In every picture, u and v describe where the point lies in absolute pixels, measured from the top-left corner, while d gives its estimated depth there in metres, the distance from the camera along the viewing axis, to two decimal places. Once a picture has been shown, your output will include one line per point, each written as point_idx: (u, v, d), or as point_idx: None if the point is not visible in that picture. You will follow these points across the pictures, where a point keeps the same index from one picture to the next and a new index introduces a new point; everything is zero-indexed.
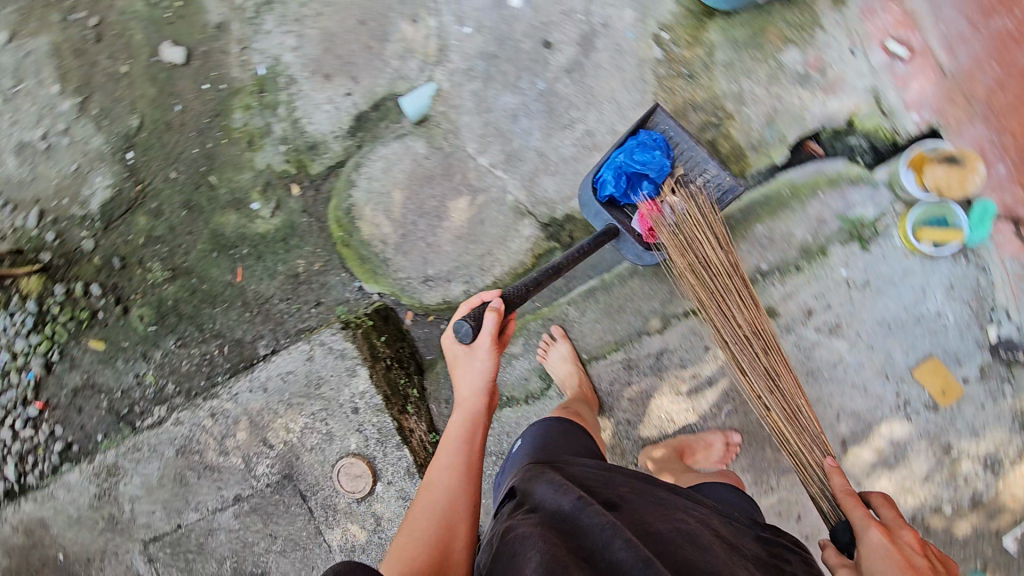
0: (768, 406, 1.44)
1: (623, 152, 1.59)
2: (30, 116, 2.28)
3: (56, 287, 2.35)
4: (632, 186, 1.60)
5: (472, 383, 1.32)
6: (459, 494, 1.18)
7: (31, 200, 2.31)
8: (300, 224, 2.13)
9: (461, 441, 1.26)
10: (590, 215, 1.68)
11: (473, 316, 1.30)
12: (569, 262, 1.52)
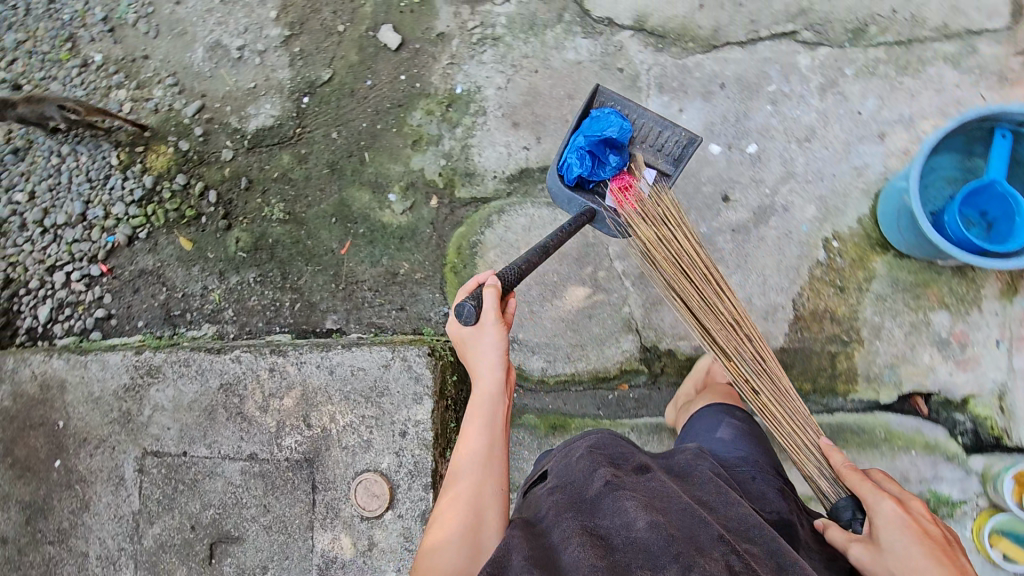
0: (758, 390, 1.59)
1: (582, 133, 1.67)
2: (236, 25, 2.41)
3: (178, 177, 2.41)
4: (599, 162, 1.68)
5: (486, 358, 1.39)
6: (490, 469, 1.29)
7: (200, 94, 2.42)
8: (422, 233, 2.20)
9: (485, 415, 1.36)
10: (566, 201, 1.75)
11: (477, 299, 1.41)
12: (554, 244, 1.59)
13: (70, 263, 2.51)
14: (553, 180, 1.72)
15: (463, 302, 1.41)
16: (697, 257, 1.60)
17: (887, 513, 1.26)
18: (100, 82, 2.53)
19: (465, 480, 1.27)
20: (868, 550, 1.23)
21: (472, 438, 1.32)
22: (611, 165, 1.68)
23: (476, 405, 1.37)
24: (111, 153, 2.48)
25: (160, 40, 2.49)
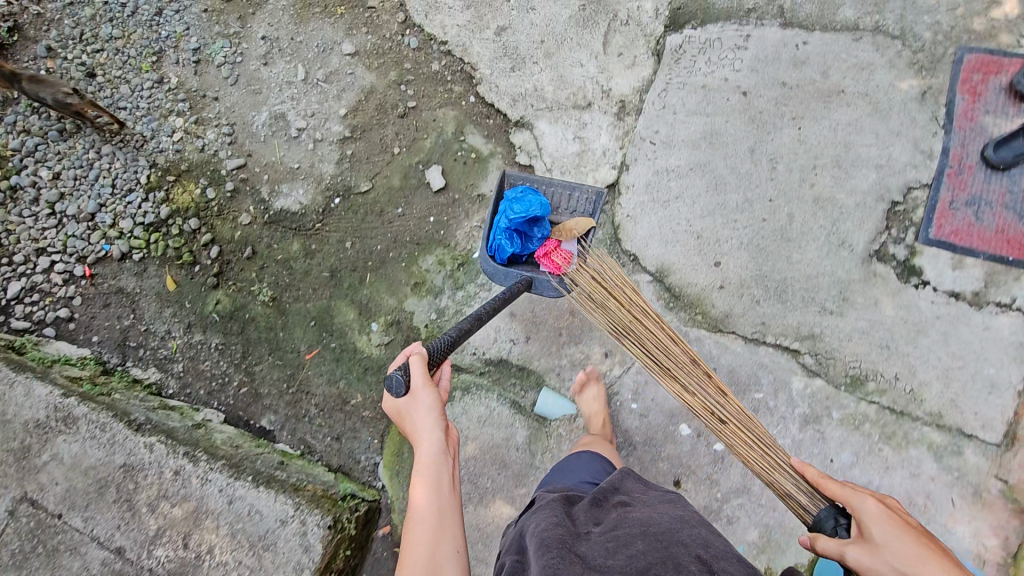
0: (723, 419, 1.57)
1: (503, 215, 1.95)
2: (305, 106, 2.50)
3: (191, 220, 2.44)
4: (525, 237, 1.97)
5: (422, 425, 1.36)
6: (442, 526, 1.26)
7: (246, 152, 2.49)
8: (387, 373, 2.16)
9: (431, 480, 1.32)
10: (502, 276, 1.93)
11: (403, 367, 1.40)
12: (490, 310, 1.70)
13: (59, 253, 2.53)
14: (488, 262, 1.94)
15: (392, 374, 1.39)
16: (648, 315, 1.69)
17: (871, 510, 1.22)
18: (165, 102, 2.62)
19: (418, 544, 1.23)
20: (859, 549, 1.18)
21: (422, 500, 1.29)
22: (537, 237, 1.97)
23: (420, 467, 1.34)
24: (144, 169, 2.54)
25: (235, 89, 2.59)
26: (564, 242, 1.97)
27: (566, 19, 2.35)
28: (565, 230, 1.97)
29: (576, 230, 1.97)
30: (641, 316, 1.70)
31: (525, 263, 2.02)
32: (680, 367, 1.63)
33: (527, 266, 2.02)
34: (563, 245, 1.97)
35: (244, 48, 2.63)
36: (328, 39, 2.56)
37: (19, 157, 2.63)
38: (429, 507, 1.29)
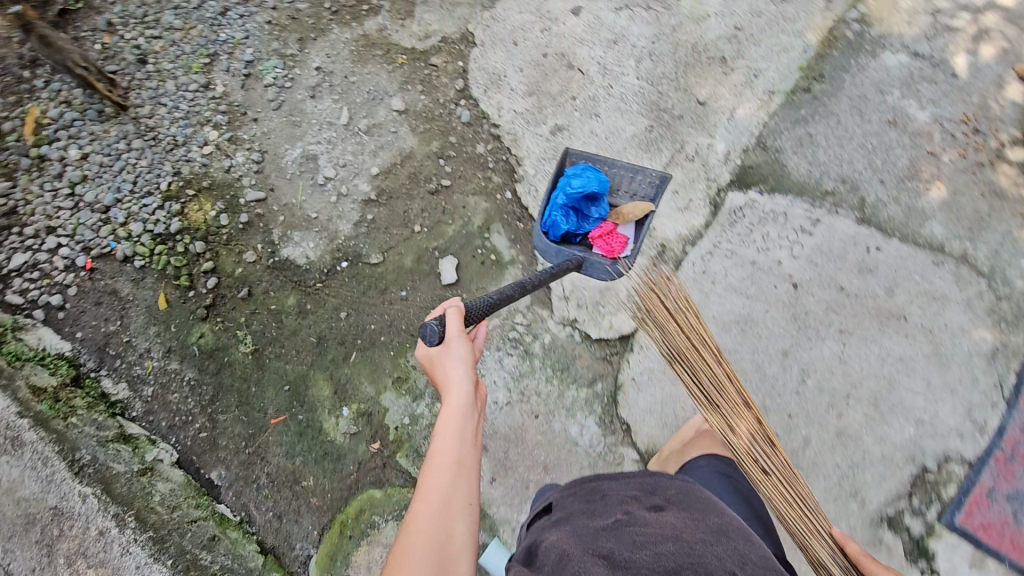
0: (767, 469, 1.44)
1: (561, 192, 1.94)
2: (340, 154, 2.39)
3: (197, 242, 2.37)
4: (581, 216, 1.96)
5: (454, 373, 1.32)
6: (460, 478, 1.19)
7: (270, 186, 2.40)
8: (345, 465, 2.06)
9: (455, 429, 1.25)
10: (554, 252, 1.94)
11: (438, 318, 1.39)
12: (534, 284, 1.71)
13: (67, 237, 2.48)
14: (540, 238, 1.95)
15: (428, 323, 1.38)
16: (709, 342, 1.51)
17: None
18: (206, 109, 2.54)
19: (433, 489, 1.16)
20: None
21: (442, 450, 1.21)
22: (594, 216, 1.96)
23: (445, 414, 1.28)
24: (167, 175, 2.47)
25: (275, 114, 2.47)
26: (620, 225, 1.94)
27: (628, 136, 2.17)
28: (623, 212, 1.94)
29: (633, 214, 1.93)
30: (702, 344, 1.51)
31: (579, 244, 1.98)
32: (731, 406, 1.47)
33: (582, 248, 1.99)
34: (619, 228, 1.94)
35: (296, 73, 2.52)
36: (381, 87, 2.44)
37: (54, 128, 2.59)
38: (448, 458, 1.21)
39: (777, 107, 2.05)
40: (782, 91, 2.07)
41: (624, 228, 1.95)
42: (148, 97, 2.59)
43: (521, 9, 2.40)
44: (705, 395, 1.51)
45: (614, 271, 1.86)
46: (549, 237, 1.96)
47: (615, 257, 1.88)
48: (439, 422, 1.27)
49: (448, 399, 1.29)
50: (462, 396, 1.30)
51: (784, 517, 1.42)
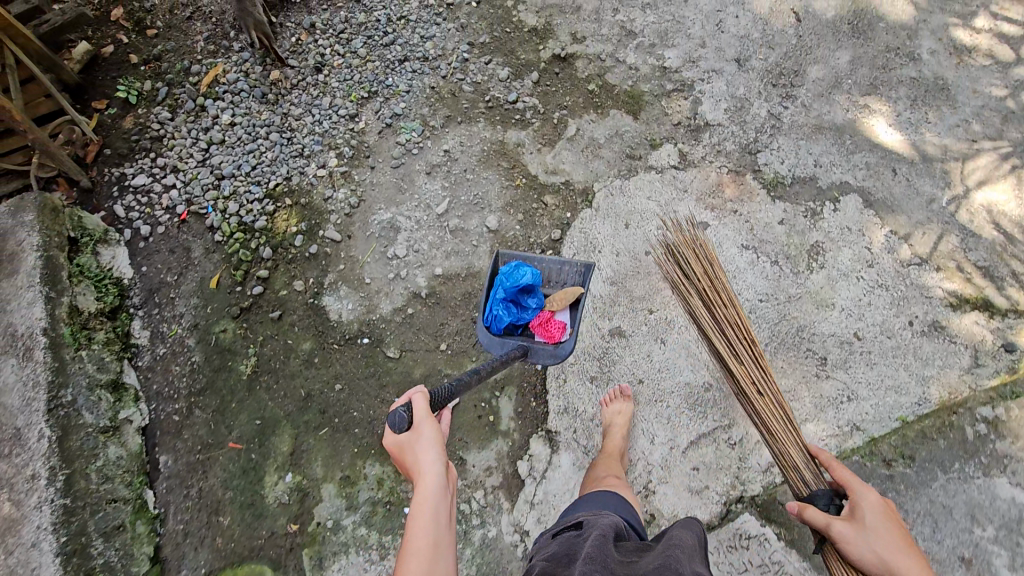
0: (761, 393, 1.76)
1: (497, 289, 2.05)
2: (418, 238, 2.43)
3: (267, 250, 2.52)
4: (520, 307, 2.07)
5: (427, 460, 1.29)
6: (438, 557, 1.20)
7: (348, 233, 2.49)
8: (260, 526, 2.08)
9: (430, 515, 1.24)
10: (498, 345, 2.04)
11: (406, 404, 1.34)
12: (493, 368, 1.76)
13: (182, 184, 2.75)
14: (481, 332, 2.04)
15: (396, 412, 1.31)
16: (724, 290, 1.85)
17: (870, 499, 1.44)
18: (341, 136, 2.71)
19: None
20: (849, 525, 1.42)
21: (417, 531, 1.21)
22: (532, 306, 2.07)
23: (421, 499, 1.25)
24: (279, 176, 2.66)
25: (390, 172, 2.59)
26: (555, 310, 2.09)
27: (681, 384, 2.01)
28: (556, 298, 2.09)
29: (567, 299, 2.08)
30: (713, 301, 1.85)
31: (520, 334, 2.10)
32: (741, 336, 1.80)
33: (522, 337, 2.11)
34: (554, 314, 2.09)
35: (428, 145, 2.61)
36: (487, 197, 2.46)
37: (225, 88, 2.90)
38: (426, 539, 1.21)
39: (848, 458, 1.84)
40: (866, 433, 1.86)
41: (559, 313, 2.10)
42: (305, 101, 2.81)
43: (651, 196, 2.33)
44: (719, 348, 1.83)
45: (559, 356, 2.02)
46: (492, 330, 2.06)
47: (558, 338, 2.04)
48: (414, 506, 1.26)
49: (421, 486, 1.27)
50: (434, 481, 1.27)
51: (770, 429, 1.74)
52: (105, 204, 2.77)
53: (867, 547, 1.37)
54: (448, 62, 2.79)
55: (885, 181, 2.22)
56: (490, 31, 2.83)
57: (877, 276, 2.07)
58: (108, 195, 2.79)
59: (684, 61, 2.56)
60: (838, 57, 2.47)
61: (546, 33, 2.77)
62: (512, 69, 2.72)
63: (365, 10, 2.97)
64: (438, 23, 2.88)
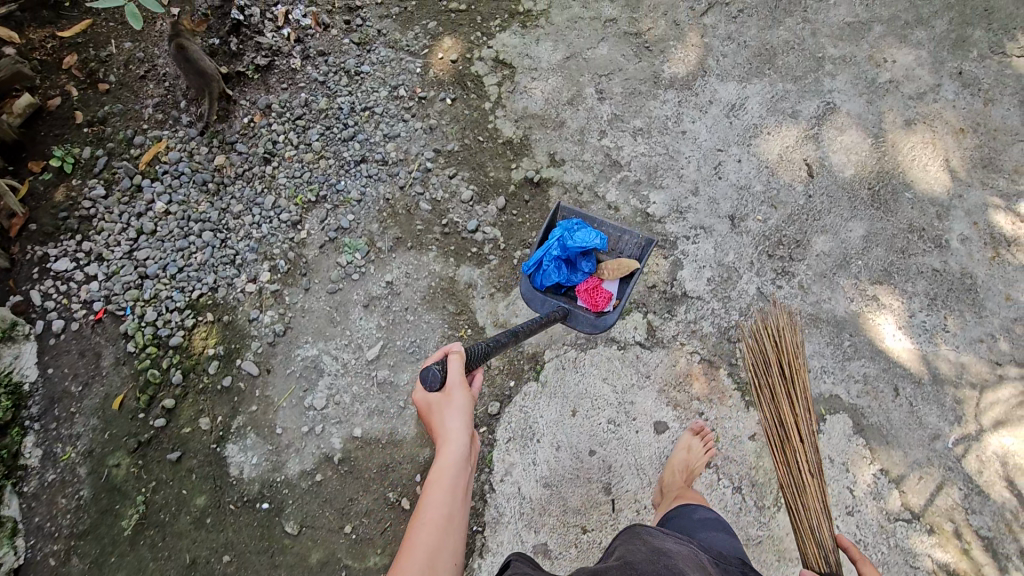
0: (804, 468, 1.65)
1: (552, 245, 2.02)
2: (341, 386, 2.15)
3: (178, 375, 2.27)
4: (571, 269, 2.05)
5: (455, 423, 1.26)
6: (448, 535, 1.12)
7: (267, 367, 2.23)
8: None
9: (449, 481, 1.19)
10: (541, 300, 2.07)
11: (443, 363, 1.33)
12: (527, 331, 1.77)
13: (105, 277, 2.51)
14: (527, 284, 2.08)
15: (429, 368, 1.31)
16: (798, 366, 1.74)
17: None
18: (278, 243, 2.42)
19: (421, 541, 1.09)
20: None
21: (430, 503, 1.15)
22: (582, 270, 2.05)
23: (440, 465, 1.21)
24: (205, 285, 2.40)
25: (324, 297, 2.30)
26: (605, 279, 2.04)
27: None
28: (610, 266, 2.04)
29: (620, 270, 2.03)
30: (787, 374, 1.73)
31: (562, 296, 2.09)
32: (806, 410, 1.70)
33: (565, 299, 2.08)
34: (604, 283, 2.04)
35: (369, 270, 2.31)
36: (425, 347, 2.16)
37: (166, 169, 2.64)
38: (439, 514, 1.14)
39: None
40: None
41: (609, 282, 2.04)
42: (247, 196, 2.53)
43: (608, 376, 2.00)
44: (779, 416, 1.72)
45: (599, 326, 1.99)
46: (536, 284, 2.06)
47: (600, 309, 2.00)
48: (433, 473, 1.20)
49: (444, 453, 1.22)
50: (457, 447, 1.23)
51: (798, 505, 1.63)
52: (20, 287, 2.53)
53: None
54: (409, 169, 2.47)
55: (884, 402, 1.86)
56: (461, 138, 2.51)
57: (854, 528, 1.74)
58: (25, 277, 2.55)
59: (671, 209, 2.20)
60: (851, 229, 2.08)
61: (522, 148, 2.43)
62: (477, 188, 2.39)
63: (328, 94, 2.66)
64: (405, 121, 2.57)
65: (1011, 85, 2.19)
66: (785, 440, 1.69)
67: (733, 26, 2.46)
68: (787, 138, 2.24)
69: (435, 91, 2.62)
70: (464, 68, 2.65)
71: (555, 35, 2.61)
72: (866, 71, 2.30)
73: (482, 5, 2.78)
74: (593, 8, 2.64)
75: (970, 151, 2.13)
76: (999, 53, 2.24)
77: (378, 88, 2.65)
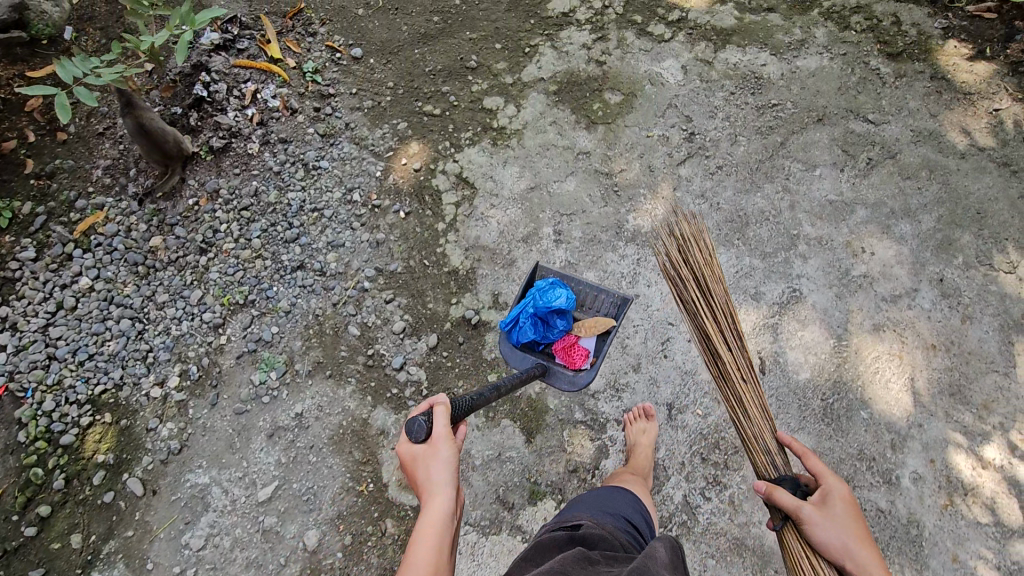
0: (742, 376, 1.71)
1: (528, 303, 1.99)
2: (223, 528, 1.98)
3: (59, 479, 2.11)
4: (547, 327, 2.00)
5: (440, 478, 1.26)
6: None
7: (152, 488, 2.07)
8: None
9: (435, 532, 1.19)
10: (519, 358, 2.04)
11: (427, 415, 1.32)
12: (507, 386, 1.71)
13: (11, 350, 2.36)
14: (505, 343, 2.04)
15: (414, 420, 1.30)
16: (714, 274, 1.77)
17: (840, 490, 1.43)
18: (194, 346, 2.28)
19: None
20: (816, 510, 1.42)
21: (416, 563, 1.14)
22: (558, 328, 1.99)
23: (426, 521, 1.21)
24: (111, 380, 2.26)
25: (229, 417, 2.14)
26: (582, 336, 2.00)
27: None
28: (585, 324, 2.00)
29: (596, 328, 1.99)
30: (705, 288, 1.77)
31: (539, 352, 2.04)
32: (725, 313, 1.75)
33: (542, 355, 2.04)
34: (580, 340, 2.00)
35: (281, 394, 2.15)
36: (320, 496, 1.99)
37: (100, 241, 2.53)
38: (425, 567, 1.14)
39: None
40: None
41: (586, 339, 2.01)
42: (174, 286, 2.40)
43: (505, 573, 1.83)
44: (706, 333, 1.75)
45: (577, 384, 1.97)
46: (511, 340, 2.03)
47: (579, 364, 1.97)
48: (421, 524, 1.21)
49: (429, 505, 1.23)
50: (444, 500, 1.24)
51: (744, 414, 1.69)
52: None
53: (836, 535, 1.38)
54: (346, 285, 2.33)
55: None
56: (406, 258, 2.36)
57: None
58: None
59: (607, 384, 2.02)
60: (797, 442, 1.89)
61: (466, 281, 2.28)
62: (411, 319, 2.23)
63: (280, 187, 2.54)
64: (353, 229, 2.43)
65: (994, 303, 2.01)
66: (716, 358, 1.74)
67: (708, 183, 2.33)
68: (744, 323, 2.07)
69: (391, 200, 2.49)
70: (425, 180, 2.52)
71: (523, 160, 2.48)
72: (841, 259, 2.13)
73: (457, 112, 2.67)
74: (568, 136, 2.51)
75: (939, 373, 1.94)
76: (986, 264, 2.06)
77: (333, 188, 2.53)
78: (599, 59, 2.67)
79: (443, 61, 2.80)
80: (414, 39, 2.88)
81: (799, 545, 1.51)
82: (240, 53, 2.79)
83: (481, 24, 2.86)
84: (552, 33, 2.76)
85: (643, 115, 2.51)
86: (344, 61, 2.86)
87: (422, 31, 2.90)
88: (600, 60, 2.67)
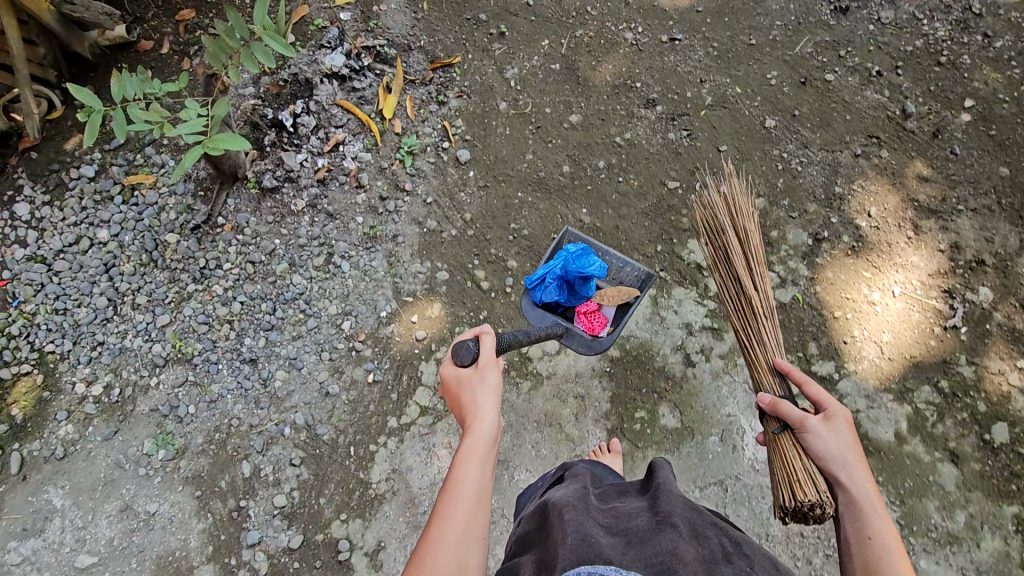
0: (758, 309, 1.68)
1: (559, 263, 1.93)
2: (40, 560, 2.05)
3: None
4: (572, 292, 1.94)
5: (484, 401, 1.30)
6: (477, 513, 1.16)
7: (21, 475, 2.16)
8: None
9: (478, 461, 1.22)
10: (539, 315, 2.01)
11: (477, 341, 1.36)
12: (527, 338, 1.64)
13: (25, 254, 2.49)
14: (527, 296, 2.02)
15: (466, 344, 1.34)
16: (743, 224, 1.75)
17: (838, 415, 1.36)
18: (130, 368, 2.26)
19: (453, 520, 1.14)
20: (820, 423, 1.36)
21: (460, 483, 1.18)
22: (583, 294, 1.94)
23: (470, 446, 1.24)
24: (62, 345, 2.33)
25: (108, 461, 2.14)
26: (604, 305, 1.96)
27: None
28: (609, 294, 1.93)
29: (619, 299, 1.93)
30: (740, 237, 1.74)
31: (559, 314, 2.00)
32: (752, 254, 1.73)
33: (561, 317, 2.00)
34: (602, 308, 1.97)
35: (156, 475, 2.10)
36: None
37: (136, 203, 2.51)
38: (469, 492, 1.18)
39: None
40: None
41: (608, 308, 1.97)
42: (155, 294, 2.35)
43: None
44: (735, 277, 1.72)
45: (593, 349, 1.96)
46: (533, 299, 1.99)
47: (597, 330, 1.96)
48: (461, 452, 1.24)
49: (472, 432, 1.26)
50: (487, 426, 1.27)
51: (750, 343, 1.67)
52: None
53: (835, 447, 1.32)
54: (274, 411, 2.13)
55: None
56: (339, 430, 2.09)
57: None
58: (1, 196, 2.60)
59: None
60: None
61: (368, 504, 2.00)
62: (295, 501, 2.02)
63: (293, 262, 2.31)
64: (320, 359, 2.18)
65: None
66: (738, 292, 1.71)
67: None
68: None
69: (372, 354, 2.17)
70: (417, 356, 2.16)
71: (515, 417, 2.00)
72: None
73: (502, 301, 2.20)
74: (582, 425, 1.98)
75: None
76: None
77: (334, 299, 2.26)
78: (691, 355, 2.02)
79: (535, 226, 2.29)
80: (527, 177, 2.36)
81: (793, 452, 1.49)
82: (351, 91, 2.46)
83: (605, 210, 2.26)
84: (667, 282, 2.12)
85: (678, 469, 1.90)
86: (446, 156, 2.42)
87: (540, 174, 2.36)
88: (692, 357, 2.02)
